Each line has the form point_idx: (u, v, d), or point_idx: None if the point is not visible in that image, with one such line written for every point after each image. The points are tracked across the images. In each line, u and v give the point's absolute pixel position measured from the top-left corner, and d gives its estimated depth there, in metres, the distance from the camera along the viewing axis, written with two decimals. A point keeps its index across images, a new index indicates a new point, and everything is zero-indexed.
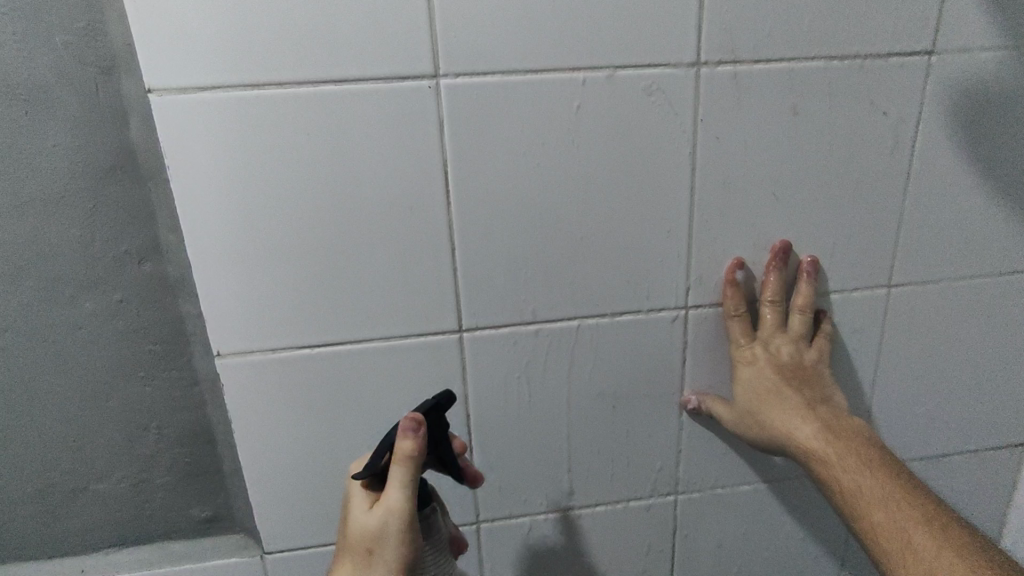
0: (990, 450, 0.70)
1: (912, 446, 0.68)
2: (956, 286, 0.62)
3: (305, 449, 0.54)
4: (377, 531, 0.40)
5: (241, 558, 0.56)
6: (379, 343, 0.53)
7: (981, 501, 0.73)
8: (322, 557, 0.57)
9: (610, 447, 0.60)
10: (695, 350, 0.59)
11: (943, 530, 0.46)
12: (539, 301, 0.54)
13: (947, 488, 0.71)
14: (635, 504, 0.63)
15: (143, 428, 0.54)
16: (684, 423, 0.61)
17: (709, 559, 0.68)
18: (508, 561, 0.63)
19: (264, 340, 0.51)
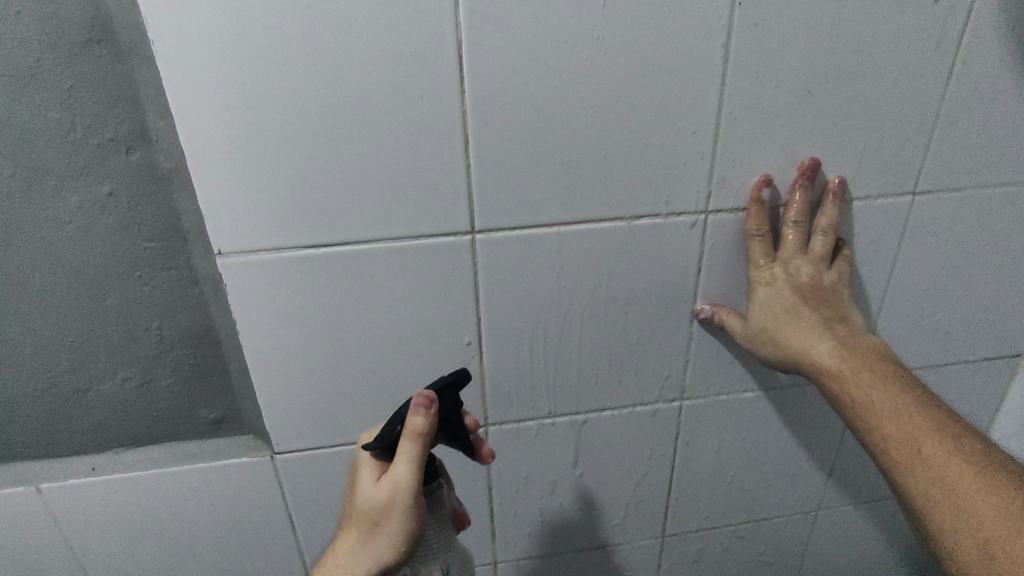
0: (989, 361, 0.71)
1: (915, 357, 0.68)
2: (984, 195, 0.59)
3: (313, 351, 0.53)
4: (385, 503, 0.42)
5: (251, 457, 0.57)
6: (387, 243, 0.50)
7: (973, 409, 0.74)
8: (331, 455, 0.58)
9: (619, 354, 0.60)
10: (713, 258, 0.57)
11: (954, 438, 0.47)
12: (553, 203, 0.52)
13: (943, 397, 0.72)
14: (639, 410, 0.64)
15: (144, 329, 0.53)
16: (694, 331, 0.61)
17: (707, 462, 0.70)
18: (514, 461, 0.64)
19: (267, 240, 0.49)
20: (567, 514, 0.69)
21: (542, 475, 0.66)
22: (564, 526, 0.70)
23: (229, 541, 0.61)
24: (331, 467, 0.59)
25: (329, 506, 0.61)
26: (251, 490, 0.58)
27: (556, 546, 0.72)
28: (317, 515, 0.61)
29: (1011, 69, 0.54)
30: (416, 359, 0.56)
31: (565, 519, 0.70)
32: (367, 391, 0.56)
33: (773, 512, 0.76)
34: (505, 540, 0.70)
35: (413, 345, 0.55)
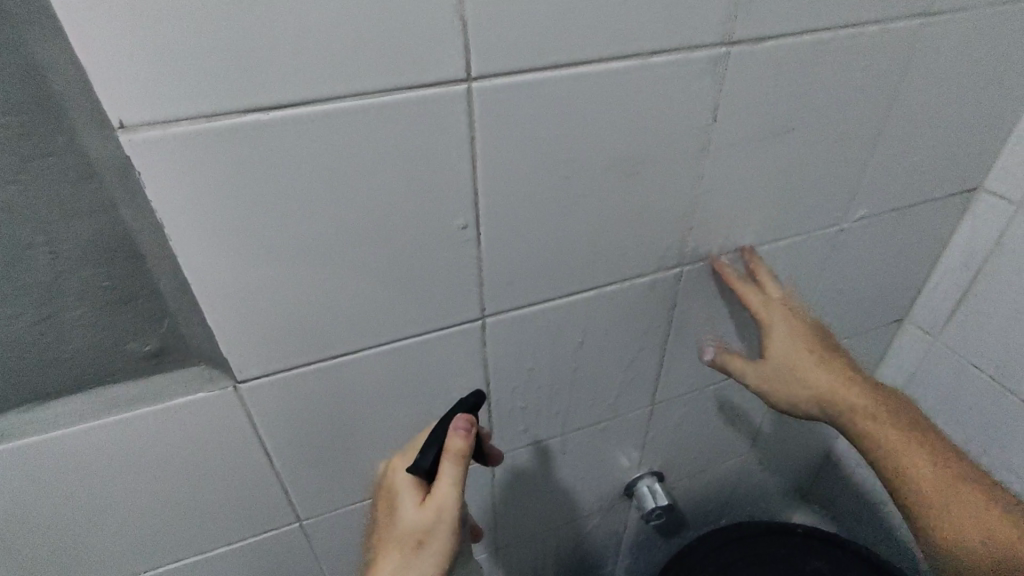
0: (947, 199, 0.73)
1: (890, 199, 0.68)
2: (981, 19, 0.57)
3: (271, 253, 0.42)
4: (431, 523, 0.45)
5: (209, 393, 0.46)
6: (362, 101, 0.38)
7: (926, 249, 0.77)
8: (309, 373, 0.49)
9: (626, 222, 0.53)
10: (731, 102, 0.50)
11: (961, 478, 0.55)
12: (565, 38, 0.41)
13: (903, 238, 0.74)
14: (641, 282, 0.59)
15: (26, 246, 0.38)
16: (702, 190, 0.55)
17: (699, 329, 0.68)
18: (512, 352, 0.58)
19: (191, 104, 0.35)
20: (562, 400, 0.66)
21: (540, 362, 0.61)
22: (560, 413, 0.67)
23: (194, 489, 0.51)
24: (312, 385, 0.50)
25: (312, 426, 0.53)
26: (215, 427, 0.48)
27: (551, 432, 0.69)
28: (300, 437, 0.53)
29: None
30: (402, 249, 0.46)
31: (561, 406, 0.66)
32: (344, 295, 0.46)
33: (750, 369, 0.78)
34: (502, 436, 0.65)
35: (397, 233, 0.45)
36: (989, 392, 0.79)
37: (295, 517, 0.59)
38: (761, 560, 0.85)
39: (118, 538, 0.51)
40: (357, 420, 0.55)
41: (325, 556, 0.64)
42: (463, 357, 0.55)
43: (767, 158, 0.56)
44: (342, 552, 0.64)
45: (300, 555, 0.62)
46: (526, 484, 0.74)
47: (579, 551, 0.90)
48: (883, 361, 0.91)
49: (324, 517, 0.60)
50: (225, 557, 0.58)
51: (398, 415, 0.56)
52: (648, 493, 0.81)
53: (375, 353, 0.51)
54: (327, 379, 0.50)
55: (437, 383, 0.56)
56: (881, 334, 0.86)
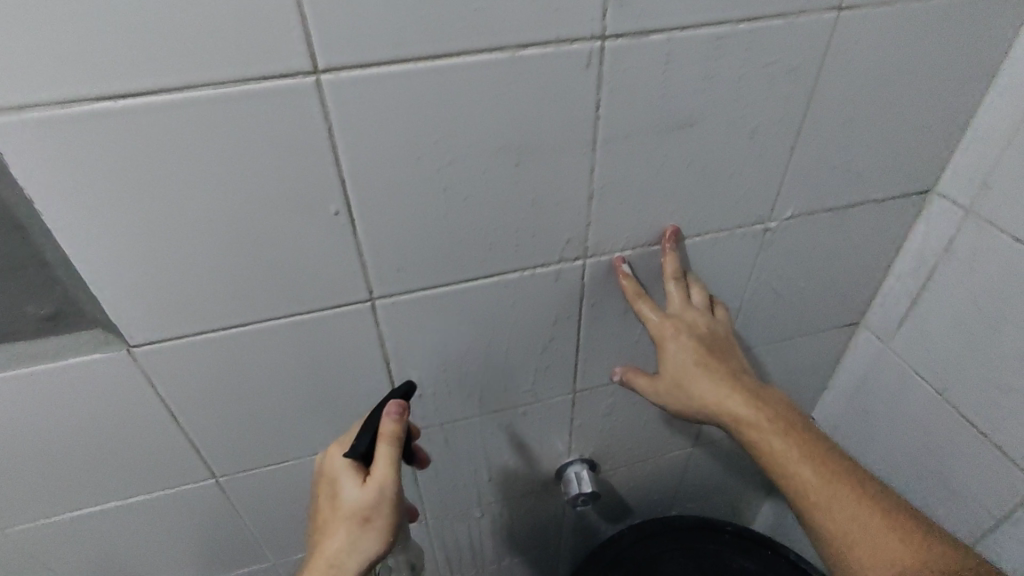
0: (894, 201, 0.69)
1: (824, 199, 0.66)
2: (907, 13, 0.53)
3: (143, 230, 0.45)
4: (373, 500, 0.53)
5: (102, 355, 0.50)
6: (212, 91, 0.40)
7: (876, 252, 0.75)
8: (201, 345, 0.53)
9: (515, 213, 0.54)
10: (615, 96, 0.50)
11: (843, 481, 0.62)
12: (414, 31, 0.42)
13: (849, 241, 0.72)
14: (542, 272, 0.60)
15: None
16: (597, 184, 0.55)
17: (616, 320, 0.68)
18: (412, 336, 0.60)
19: (41, 91, 0.38)
20: (474, 383, 0.68)
21: (445, 345, 0.62)
22: (474, 396, 0.69)
23: (106, 441, 0.57)
24: (206, 355, 0.54)
25: (213, 394, 0.57)
26: (114, 386, 0.53)
27: (467, 413, 0.71)
28: (204, 404, 0.57)
29: None
30: (277, 233, 0.48)
31: (474, 389, 0.69)
32: (224, 273, 0.49)
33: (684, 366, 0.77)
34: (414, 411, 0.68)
35: (269, 217, 0.47)
36: (936, 404, 0.76)
37: (210, 474, 0.64)
38: (694, 551, 0.85)
39: (42, 478, 0.58)
40: (258, 391, 0.58)
41: (247, 510, 0.69)
42: (359, 336, 0.58)
43: (668, 153, 0.55)
44: (263, 507, 0.70)
45: (222, 507, 0.68)
46: (450, 461, 0.77)
47: (516, 529, 0.93)
48: (837, 363, 0.89)
49: (240, 476, 0.65)
50: (148, 503, 0.64)
51: (300, 387, 0.59)
52: (577, 480, 0.82)
53: (265, 329, 0.54)
54: (221, 351, 0.54)
55: (335, 359, 0.59)
56: (831, 336, 0.84)
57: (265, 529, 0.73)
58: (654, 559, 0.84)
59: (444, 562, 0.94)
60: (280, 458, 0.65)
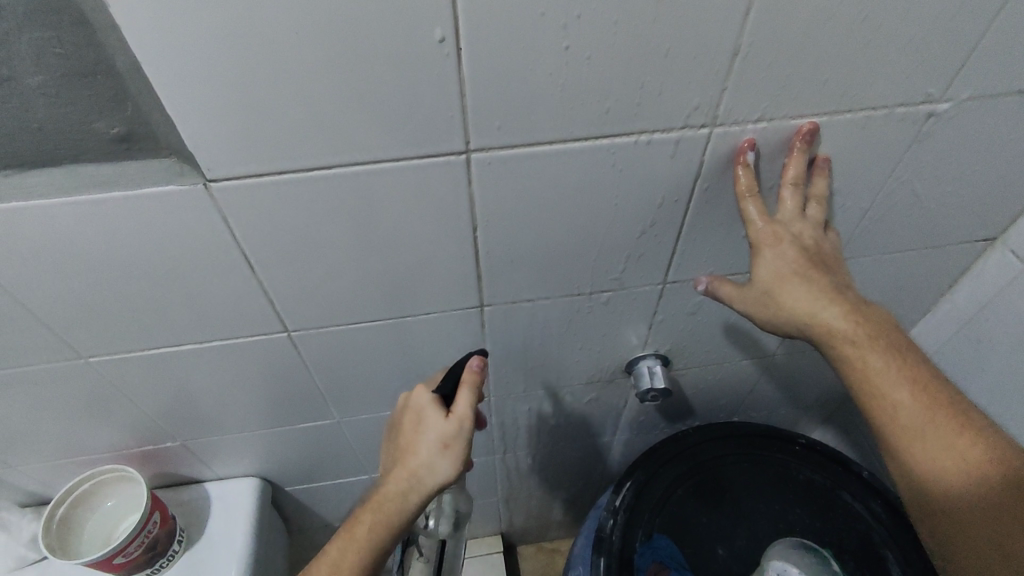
0: None
1: (1017, 78, 0.53)
2: None
3: (210, 29, 0.38)
4: (454, 433, 0.55)
5: (180, 188, 0.46)
6: None
7: None
8: (278, 186, 0.48)
9: (644, 62, 0.45)
10: None
11: (945, 408, 0.55)
12: None
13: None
14: (659, 140, 0.52)
15: None
16: (749, 31, 0.45)
17: (727, 208, 0.60)
18: (502, 200, 0.54)
19: None
20: (559, 261, 0.62)
21: (536, 216, 0.56)
22: (557, 276, 0.64)
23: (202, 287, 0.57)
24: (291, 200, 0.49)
25: (288, 244, 0.53)
26: (190, 224, 0.49)
27: (546, 294, 0.66)
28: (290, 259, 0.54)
29: None
30: (367, 57, 0.41)
31: (557, 270, 0.63)
32: (302, 96, 0.42)
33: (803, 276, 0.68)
34: (492, 287, 0.64)
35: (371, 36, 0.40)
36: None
37: (283, 327, 0.62)
38: (756, 458, 0.82)
39: (124, 313, 0.57)
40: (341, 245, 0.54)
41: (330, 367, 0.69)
42: (446, 195, 0.52)
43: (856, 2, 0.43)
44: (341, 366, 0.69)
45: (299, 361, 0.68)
46: (519, 343, 0.74)
47: (575, 416, 0.92)
48: (956, 282, 0.79)
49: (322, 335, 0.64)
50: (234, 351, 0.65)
51: (378, 246, 0.55)
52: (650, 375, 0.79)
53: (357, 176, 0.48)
54: (298, 196, 0.49)
55: (420, 219, 0.54)
56: (961, 251, 0.74)
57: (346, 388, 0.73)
58: (715, 461, 0.81)
59: (500, 438, 0.95)
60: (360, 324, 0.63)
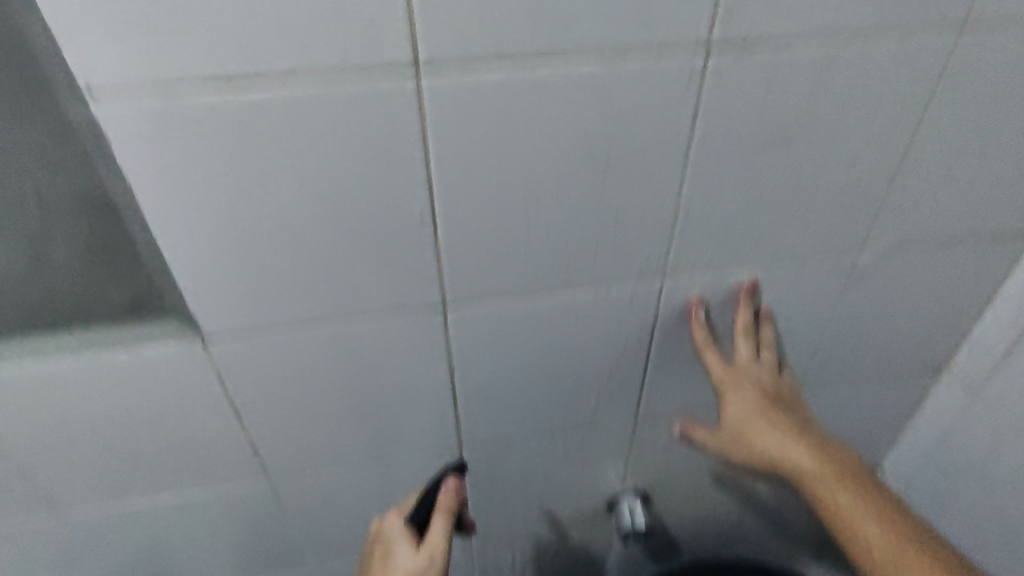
0: (1000, 239, 0.64)
1: (920, 233, 0.61)
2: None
3: (222, 218, 0.45)
4: (421, 568, 0.54)
5: (178, 349, 0.51)
6: (311, 90, 0.41)
7: (973, 293, 0.69)
8: (274, 347, 0.53)
9: (597, 231, 0.53)
10: (712, 114, 0.48)
11: (920, 548, 0.55)
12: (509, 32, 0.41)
13: (943, 277, 0.67)
14: (615, 293, 0.58)
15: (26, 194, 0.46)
16: (682, 204, 0.53)
17: (687, 349, 0.65)
18: (478, 348, 0.58)
19: (149, 80, 0.38)
20: (534, 403, 0.66)
21: (510, 362, 0.61)
22: (532, 418, 0.67)
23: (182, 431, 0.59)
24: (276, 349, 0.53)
25: (274, 390, 0.57)
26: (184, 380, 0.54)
27: (523, 435, 0.69)
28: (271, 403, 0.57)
29: None
30: (356, 234, 0.48)
31: (535, 408, 0.66)
32: (292, 260, 0.48)
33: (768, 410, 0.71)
34: (471, 429, 0.66)
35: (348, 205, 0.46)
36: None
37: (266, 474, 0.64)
38: None
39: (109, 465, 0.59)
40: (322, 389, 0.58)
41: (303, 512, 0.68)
42: (426, 346, 0.57)
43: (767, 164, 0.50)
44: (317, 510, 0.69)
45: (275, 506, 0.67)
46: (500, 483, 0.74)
47: (560, 559, 0.90)
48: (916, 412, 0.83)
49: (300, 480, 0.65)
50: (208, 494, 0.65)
51: (363, 396, 0.59)
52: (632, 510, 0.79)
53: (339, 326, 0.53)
54: (285, 345, 0.53)
55: (403, 370, 0.58)
56: (913, 382, 0.78)
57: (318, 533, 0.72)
58: None
59: None
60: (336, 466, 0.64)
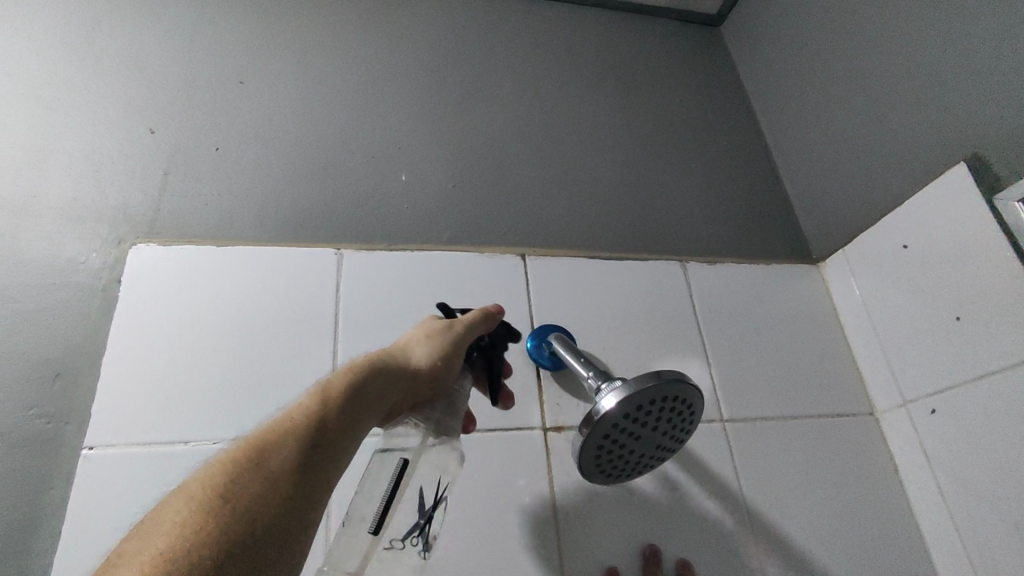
0: (792, 268, 0.83)
1: (709, 273, 0.79)
2: (675, 158, 0.89)
3: (40, 234, 0.63)
4: (438, 330, 0.49)
5: None
6: (172, 157, 0.71)
7: (814, 317, 0.80)
8: (17, 356, 0.57)
9: (405, 242, 0.71)
10: (474, 197, 0.77)
11: None
12: (341, 142, 0.77)
13: (775, 305, 0.79)
14: (448, 284, 0.68)
15: None
16: (498, 241, 0.74)
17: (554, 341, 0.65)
18: (332, 333, 0.62)
19: (47, 153, 0.68)
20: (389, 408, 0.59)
21: (352, 346, 0.62)
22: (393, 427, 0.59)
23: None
24: (159, 258, 0.63)
25: (127, 346, 0.58)
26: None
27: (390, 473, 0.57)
28: (119, 318, 0.59)
29: (631, 94, 0.94)
30: (190, 264, 0.63)
31: None
32: (145, 294, 0.61)
33: (646, 368, 0.69)
34: None
35: (298, 79, 0.80)
36: (966, 336, 0.65)
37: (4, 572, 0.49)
38: None
39: None
40: (181, 299, 0.61)
41: (78, 504, 0.51)
42: (253, 329, 0.61)
43: (465, 79, 0.87)
44: (112, 493, 0.51)
45: (53, 455, 0.53)
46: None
47: None
48: (902, 481, 0.70)
49: (110, 444, 0.53)
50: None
51: (160, 381, 0.57)
52: (622, 385, 0.46)
53: (214, 236, 0.66)
54: (134, 338, 0.58)
55: (211, 347, 0.59)
56: (855, 427, 0.73)
57: (87, 536, 0.50)
58: None
59: None
60: (151, 429, 0.54)
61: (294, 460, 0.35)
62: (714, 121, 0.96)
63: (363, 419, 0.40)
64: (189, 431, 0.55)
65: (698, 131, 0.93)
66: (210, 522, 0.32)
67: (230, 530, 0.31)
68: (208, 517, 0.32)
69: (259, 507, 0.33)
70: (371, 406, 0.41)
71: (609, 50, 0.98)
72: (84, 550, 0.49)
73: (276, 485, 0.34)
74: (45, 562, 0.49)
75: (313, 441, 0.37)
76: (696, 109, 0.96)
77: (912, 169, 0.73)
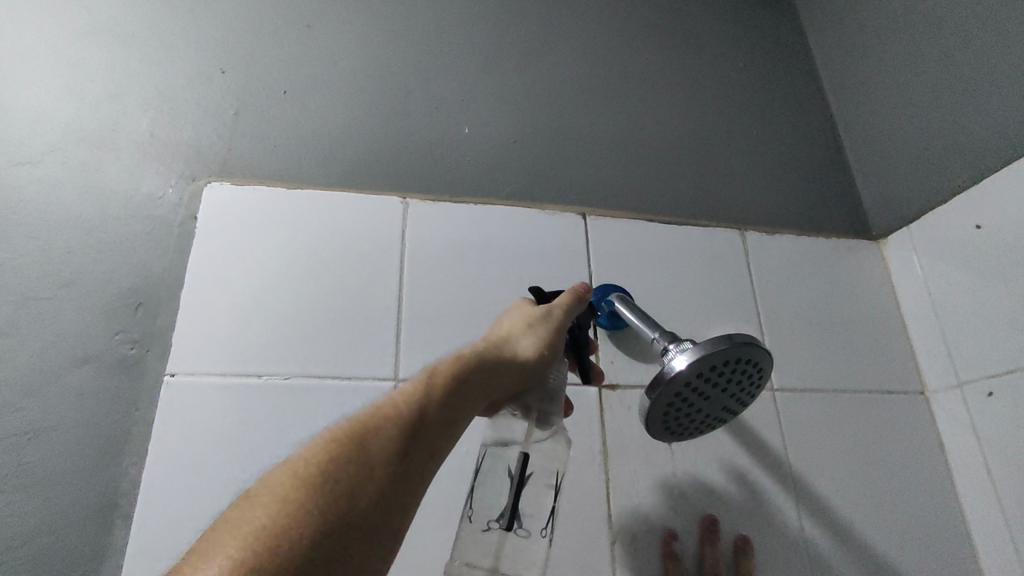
0: (851, 241, 0.82)
1: (767, 242, 0.78)
2: (737, 123, 0.88)
3: (124, 169, 0.65)
4: (540, 316, 0.49)
5: None
6: (243, 98, 0.71)
7: (870, 292, 0.79)
8: (105, 285, 0.60)
9: (466, 195, 0.71)
10: (536, 153, 0.77)
11: None
12: (403, 91, 0.76)
13: (831, 277, 0.78)
14: (508, 238, 0.68)
15: None
16: (557, 198, 0.74)
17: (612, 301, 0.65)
18: (397, 278, 0.63)
19: (129, 88, 0.69)
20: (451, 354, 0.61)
21: (416, 294, 0.63)
22: None
23: (52, 324, 0.57)
24: (233, 197, 0.64)
25: (205, 280, 0.60)
26: (80, 378, 0.56)
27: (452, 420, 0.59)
28: (196, 253, 0.61)
29: (695, 56, 0.91)
30: (261, 204, 0.64)
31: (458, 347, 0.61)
32: (221, 230, 0.62)
33: (700, 333, 0.70)
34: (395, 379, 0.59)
35: (362, 27, 0.79)
36: None
37: (103, 481, 0.52)
38: None
39: None
40: (254, 237, 0.63)
41: (165, 426, 0.54)
42: (323, 270, 0.62)
43: (526, 34, 0.85)
44: (193, 417, 0.54)
45: (139, 379, 0.56)
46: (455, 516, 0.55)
47: None
48: (949, 458, 0.71)
49: (191, 372, 0.56)
50: (48, 335, 0.57)
51: (236, 316, 0.59)
52: (694, 346, 0.46)
53: (284, 178, 0.68)
54: (211, 272, 0.60)
55: (283, 285, 0.61)
56: (903, 403, 0.73)
57: (174, 457, 0.53)
58: None
59: None
60: (228, 360, 0.57)
61: (394, 451, 0.36)
62: (779, 88, 0.93)
63: (458, 415, 0.40)
64: (266, 366, 0.57)
65: (762, 97, 0.91)
66: (307, 504, 0.32)
67: (328, 515, 0.32)
68: (304, 499, 0.33)
69: (356, 493, 0.33)
70: (471, 400, 0.41)
71: (673, 10, 0.94)
72: (171, 470, 0.52)
73: (376, 472, 0.34)
74: (137, 477, 0.53)
75: (410, 434, 0.37)
76: (760, 75, 0.93)
77: (984, 147, 0.70)
